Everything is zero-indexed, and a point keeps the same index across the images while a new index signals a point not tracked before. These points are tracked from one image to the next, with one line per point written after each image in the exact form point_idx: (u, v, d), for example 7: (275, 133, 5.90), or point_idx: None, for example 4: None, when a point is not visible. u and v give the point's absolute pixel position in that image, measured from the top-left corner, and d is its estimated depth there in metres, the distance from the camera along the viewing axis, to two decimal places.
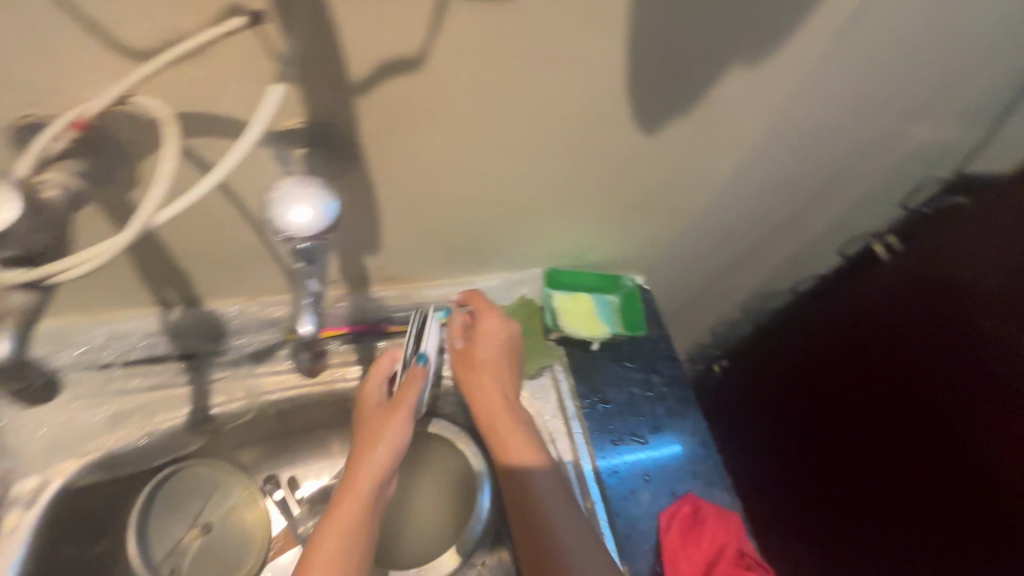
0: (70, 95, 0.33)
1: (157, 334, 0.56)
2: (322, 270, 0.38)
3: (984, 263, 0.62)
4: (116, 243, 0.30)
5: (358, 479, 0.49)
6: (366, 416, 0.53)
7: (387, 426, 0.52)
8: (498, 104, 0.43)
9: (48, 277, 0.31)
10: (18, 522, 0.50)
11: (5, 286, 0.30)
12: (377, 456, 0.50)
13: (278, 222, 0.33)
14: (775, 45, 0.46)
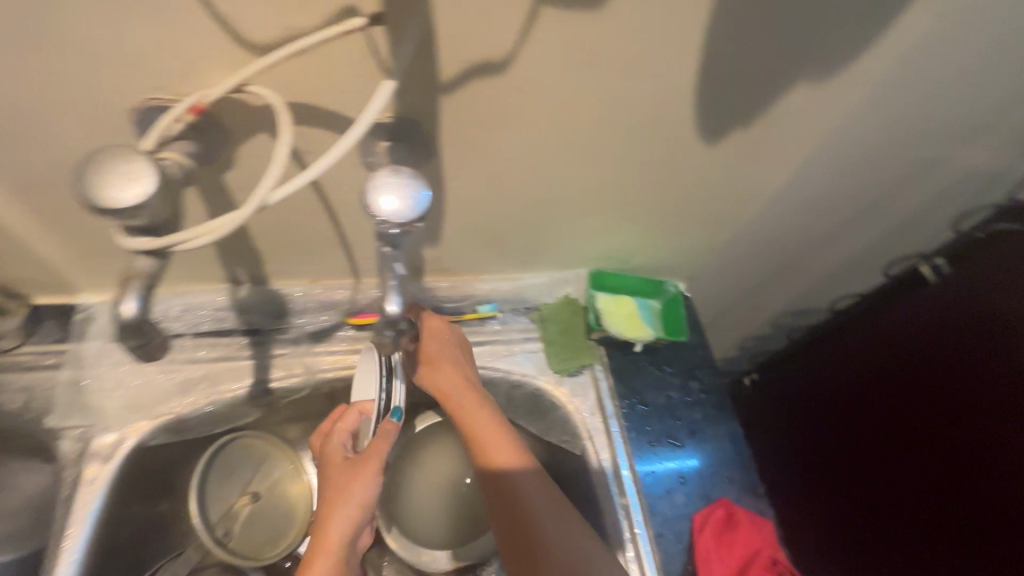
0: (192, 80, 0.37)
1: (228, 309, 0.59)
2: (406, 255, 0.40)
3: (991, 292, 0.66)
4: (236, 218, 0.33)
5: (331, 536, 0.48)
6: (330, 475, 0.50)
7: (354, 486, 0.49)
8: (571, 107, 0.45)
9: (170, 245, 0.33)
10: (99, 472, 0.53)
11: (132, 251, 0.33)
12: (346, 515, 0.48)
13: (374, 210, 0.35)
14: (841, 62, 0.47)
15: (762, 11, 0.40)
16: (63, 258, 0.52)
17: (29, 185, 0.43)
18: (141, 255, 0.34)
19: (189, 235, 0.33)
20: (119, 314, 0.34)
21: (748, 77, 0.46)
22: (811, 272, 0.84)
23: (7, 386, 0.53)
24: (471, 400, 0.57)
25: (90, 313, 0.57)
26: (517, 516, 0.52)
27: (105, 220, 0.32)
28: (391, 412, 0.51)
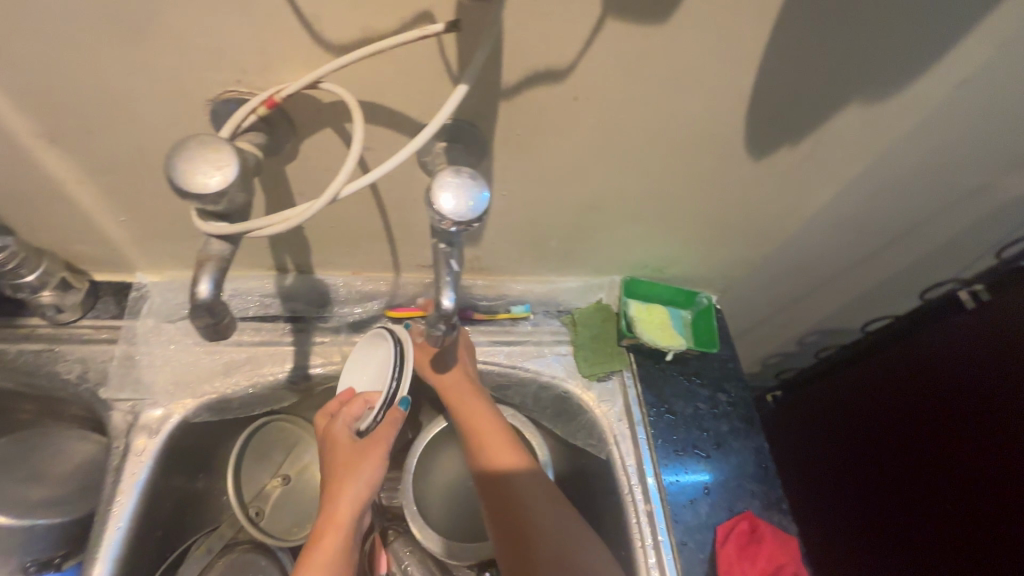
0: (269, 75, 0.39)
1: (274, 296, 0.62)
2: (460, 253, 0.41)
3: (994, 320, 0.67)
4: (311, 208, 0.35)
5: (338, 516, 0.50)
6: (337, 457, 0.52)
7: (362, 467, 0.51)
8: (624, 116, 0.46)
9: (245, 231, 0.35)
10: (145, 445, 0.55)
11: (208, 234, 0.35)
12: (353, 493, 0.50)
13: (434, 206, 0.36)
14: (894, 85, 0.47)
15: (820, 32, 0.41)
16: (126, 238, 0.55)
17: (105, 167, 0.46)
18: (215, 239, 0.35)
19: (264, 221, 0.35)
20: (194, 293, 0.35)
21: (800, 96, 0.46)
22: (843, 291, 0.84)
23: (66, 357, 0.56)
24: (474, 398, 0.62)
25: (144, 292, 0.59)
26: (512, 511, 0.56)
27: (189, 203, 0.33)
28: (401, 400, 0.53)
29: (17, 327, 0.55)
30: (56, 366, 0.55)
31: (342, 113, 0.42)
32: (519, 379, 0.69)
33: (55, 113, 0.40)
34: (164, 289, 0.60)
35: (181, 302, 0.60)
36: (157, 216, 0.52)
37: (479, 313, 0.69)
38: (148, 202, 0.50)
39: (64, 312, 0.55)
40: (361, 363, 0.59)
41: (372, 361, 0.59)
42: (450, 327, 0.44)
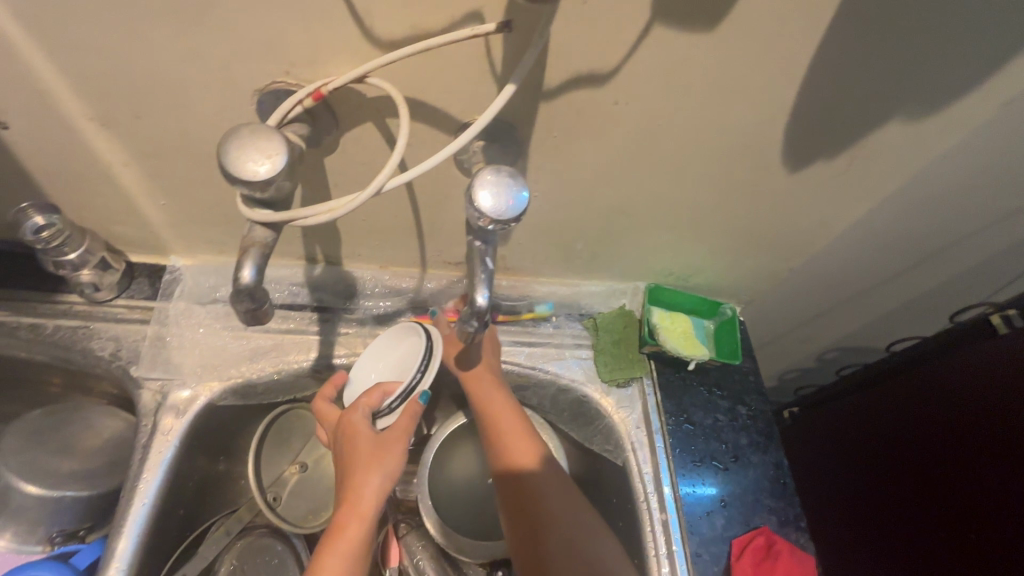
0: (317, 68, 0.40)
1: (303, 286, 0.63)
2: (494, 250, 0.41)
3: (1005, 343, 0.67)
4: (360, 199, 0.36)
5: (360, 508, 0.50)
6: (357, 449, 0.50)
7: (385, 461, 0.51)
8: (662, 123, 0.46)
9: (291, 220, 0.36)
10: (172, 425, 0.56)
11: (253, 220, 0.35)
12: (376, 487, 0.50)
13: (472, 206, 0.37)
14: (938, 103, 0.46)
15: (867, 46, 0.40)
16: (164, 222, 0.56)
17: (150, 151, 0.47)
18: (259, 226, 0.36)
19: (308, 212, 0.36)
20: (238, 278, 0.35)
21: (841, 109, 0.46)
22: (868, 309, 0.83)
23: (101, 335, 0.57)
24: (494, 391, 0.61)
25: (177, 275, 0.61)
26: (529, 508, 0.57)
27: (238, 188, 0.34)
28: (420, 393, 0.53)
29: (55, 303, 0.57)
30: (90, 343, 0.57)
31: (384, 108, 0.43)
32: (539, 381, 0.69)
33: (107, 98, 0.42)
34: (197, 274, 0.61)
35: (212, 288, 0.61)
36: (195, 202, 0.53)
37: (501, 313, 0.69)
38: (188, 187, 0.51)
39: (101, 290, 0.57)
40: (379, 350, 0.59)
41: (393, 350, 0.58)
42: (481, 325, 0.44)
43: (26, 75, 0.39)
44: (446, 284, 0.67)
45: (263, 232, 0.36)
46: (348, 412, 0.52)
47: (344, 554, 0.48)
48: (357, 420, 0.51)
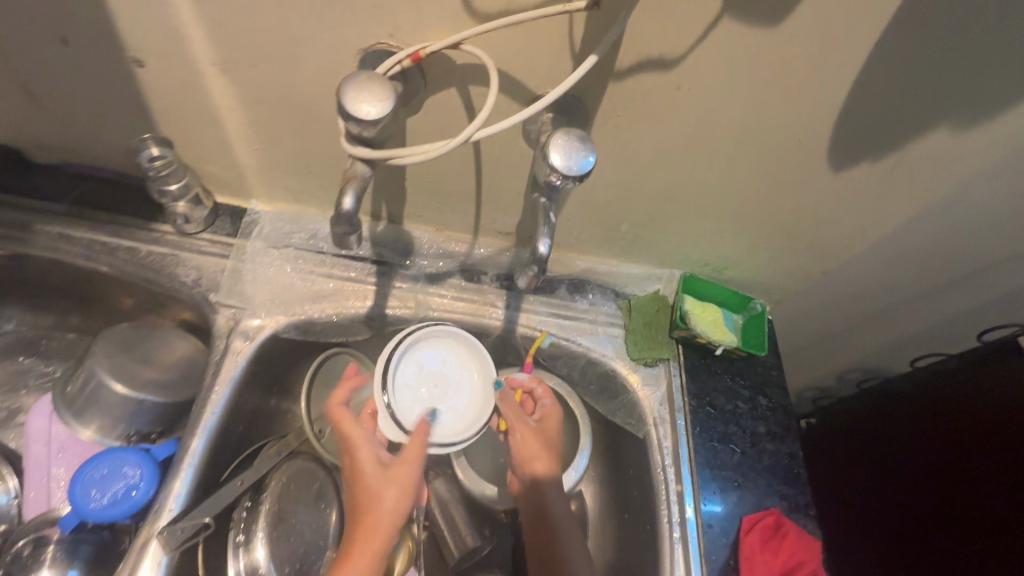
0: (417, 34, 0.45)
1: (366, 239, 0.69)
2: (558, 205, 0.46)
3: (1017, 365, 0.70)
4: (451, 144, 0.42)
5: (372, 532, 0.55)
6: (365, 480, 0.57)
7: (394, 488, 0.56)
8: (717, 113, 0.50)
9: (388, 159, 0.41)
10: (242, 347, 0.62)
11: (353, 155, 0.41)
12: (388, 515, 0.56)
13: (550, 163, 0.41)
14: (983, 115, 0.49)
15: (920, 52, 0.44)
16: (253, 168, 0.62)
17: (256, 100, 0.53)
18: (358, 161, 0.42)
19: (405, 151, 0.41)
20: (341, 204, 0.41)
21: (889, 113, 0.49)
22: (896, 324, 0.85)
23: (186, 263, 0.64)
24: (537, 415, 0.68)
25: (256, 218, 0.67)
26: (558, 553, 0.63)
27: (348, 124, 0.39)
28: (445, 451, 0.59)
29: (151, 231, 0.64)
30: (176, 270, 0.64)
31: (470, 75, 0.48)
32: (570, 353, 0.73)
33: (232, 47, 0.48)
34: (273, 219, 0.68)
35: (286, 232, 0.68)
36: (283, 151, 0.59)
37: (542, 285, 0.74)
38: (283, 136, 0.57)
39: (191, 223, 0.64)
40: (432, 360, 0.62)
41: (449, 373, 0.63)
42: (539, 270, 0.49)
43: (171, 22, 0.46)
44: (494, 253, 0.72)
45: (362, 167, 0.42)
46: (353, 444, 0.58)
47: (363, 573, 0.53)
48: (362, 455, 0.58)
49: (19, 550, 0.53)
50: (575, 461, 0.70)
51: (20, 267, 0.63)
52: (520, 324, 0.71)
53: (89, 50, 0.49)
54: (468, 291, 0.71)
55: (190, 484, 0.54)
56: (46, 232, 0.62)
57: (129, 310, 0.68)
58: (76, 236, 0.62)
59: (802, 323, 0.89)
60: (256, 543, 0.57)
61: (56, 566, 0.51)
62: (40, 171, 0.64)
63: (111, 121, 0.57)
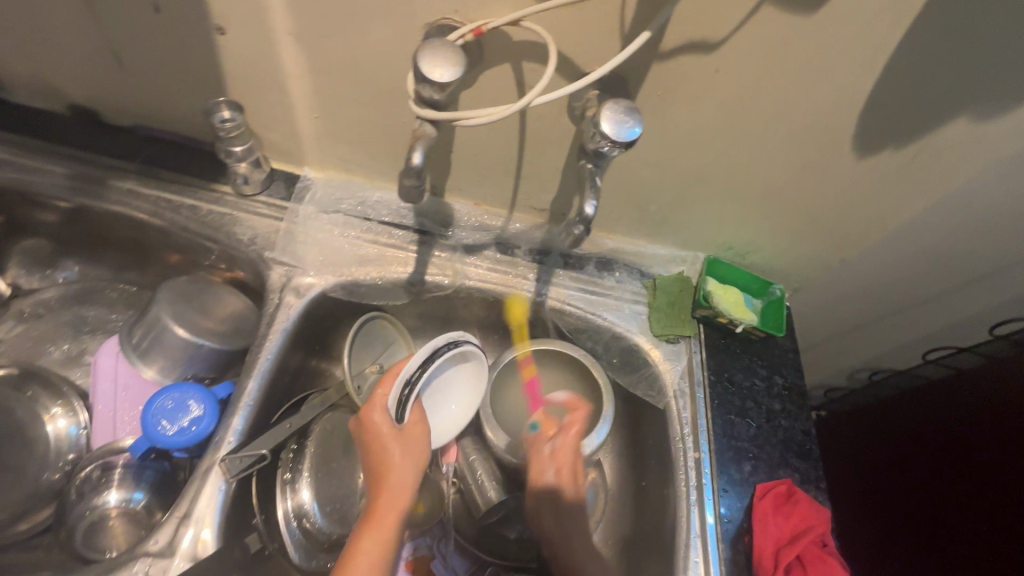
0: (479, 11, 0.49)
1: (409, 210, 0.74)
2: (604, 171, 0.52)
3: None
4: (510, 109, 0.47)
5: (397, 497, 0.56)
6: (385, 445, 0.56)
7: (407, 453, 0.58)
8: (750, 97, 0.54)
9: (454, 120, 0.46)
10: (293, 303, 0.67)
11: (422, 116, 0.46)
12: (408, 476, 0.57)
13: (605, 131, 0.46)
14: (1004, 106, 0.52)
15: (948, 42, 0.47)
16: (310, 136, 0.67)
17: (322, 70, 0.57)
18: (426, 122, 0.47)
19: (469, 114, 0.47)
20: (410, 159, 0.47)
21: (916, 101, 0.52)
22: (910, 318, 0.88)
23: (243, 223, 0.69)
24: (545, 457, 0.67)
25: (308, 184, 0.72)
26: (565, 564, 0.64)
27: (421, 86, 0.44)
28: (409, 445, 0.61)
29: (212, 191, 0.69)
30: (234, 228, 0.68)
31: (524, 52, 0.51)
32: (596, 326, 0.76)
33: (307, 17, 0.52)
34: (324, 186, 0.72)
35: (335, 198, 0.72)
36: (340, 121, 0.63)
37: (571, 261, 0.77)
38: (342, 106, 0.61)
39: (249, 184, 0.69)
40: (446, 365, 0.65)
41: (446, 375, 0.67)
42: (584, 232, 0.53)
43: None
44: (527, 228, 0.76)
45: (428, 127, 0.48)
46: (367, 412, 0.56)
47: (383, 537, 0.54)
48: (378, 421, 0.56)
49: (87, 474, 0.59)
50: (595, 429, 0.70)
51: (91, 219, 0.68)
52: (549, 296, 0.75)
53: (177, 17, 0.53)
54: (502, 263, 0.75)
55: (245, 423, 0.59)
56: (118, 187, 0.67)
57: (184, 267, 0.73)
58: (145, 193, 0.67)
59: (817, 314, 0.92)
60: (301, 482, 0.62)
61: (122, 487, 0.58)
62: (115, 132, 0.70)
63: (186, 85, 0.62)
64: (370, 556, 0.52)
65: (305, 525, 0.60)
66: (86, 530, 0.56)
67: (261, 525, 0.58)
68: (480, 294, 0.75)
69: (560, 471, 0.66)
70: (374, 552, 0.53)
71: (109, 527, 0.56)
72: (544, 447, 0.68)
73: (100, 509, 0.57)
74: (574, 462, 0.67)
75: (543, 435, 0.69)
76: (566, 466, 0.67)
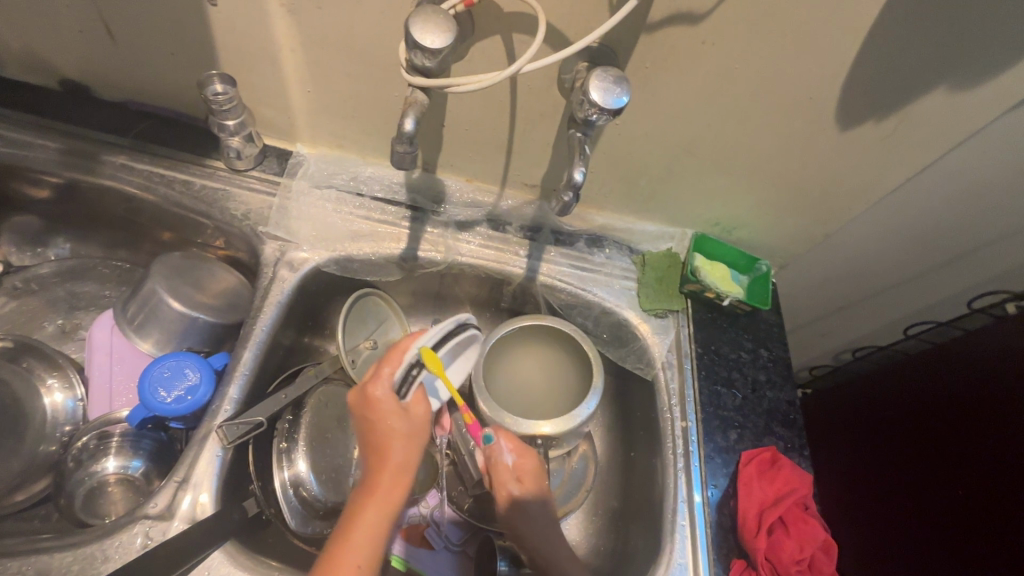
0: None
1: (401, 186, 0.74)
2: (591, 140, 0.54)
3: (1002, 325, 0.74)
4: (502, 75, 0.48)
5: (399, 478, 0.54)
6: (386, 423, 0.54)
7: (410, 433, 0.55)
8: (734, 70, 0.55)
9: (448, 85, 0.49)
10: (288, 277, 0.68)
11: (413, 85, 0.49)
12: (411, 457, 0.55)
13: (593, 99, 0.47)
14: (981, 76, 0.54)
15: (928, 11, 0.49)
16: (302, 110, 0.67)
17: (312, 43, 0.57)
18: (417, 89, 0.50)
19: (459, 81, 0.49)
20: (401, 125, 0.49)
21: (896, 71, 0.54)
22: (892, 292, 0.90)
23: (237, 199, 0.70)
24: (504, 470, 0.62)
25: (301, 160, 0.73)
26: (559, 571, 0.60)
27: (414, 54, 0.46)
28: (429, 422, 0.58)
29: (204, 167, 0.70)
30: (228, 203, 0.69)
31: (514, 23, 0.52)
32: (587, 302, 0.77)
33: None
34: (317, 162, 0.73)
35: (328, 174, 0.73)
36: (332, 94, 0.64)
37: (562, 238, 0.79)
38: (333, 79, 0.61)
39: (242, 159, 0.70)
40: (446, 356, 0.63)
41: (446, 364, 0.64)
42: (574, 198, 0.54)
43: None
44: (518, 205, 0.76)
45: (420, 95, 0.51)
46: (372, 386, 0.54)
47: (384, 512, 0.52)
48: (383, 397, 0.54)
49: (84, 443, 0.61)
50: (582, 403, 0.67)
51: (82, 195, 0.69)
52: (540, 272, 0.76)
53: None
54: (494, 239, 0.76)
55: (241, 393, 0.61)
56: (111, 162, 0.68)
57: (177, 244, 0.73)
58: (138, 167, 0.68)
59: (801, 291, 0.94)
60: (298, 454, 0.63)
61: (120, 454, 0.61)
62: (107, 108, 0.70)
63: (178, 59, 0.62)
64: (372, 530, 0.51)
65: (302, 494, 0.62)
66: (85, 495, 0.59)
67: (258, 492, 0.59)
68: (472, 270, 0.76)
69: (521, 482, 0.62)
70: (374, 528, 0.51)
71: (109, 492, 0.60)
72: (502, 457, 0.62)
73: (99, 475, 0.60)
74: (535, 469, 0.63)
75: (502, 449, 0.63)
76: (527, 476, 0.62)
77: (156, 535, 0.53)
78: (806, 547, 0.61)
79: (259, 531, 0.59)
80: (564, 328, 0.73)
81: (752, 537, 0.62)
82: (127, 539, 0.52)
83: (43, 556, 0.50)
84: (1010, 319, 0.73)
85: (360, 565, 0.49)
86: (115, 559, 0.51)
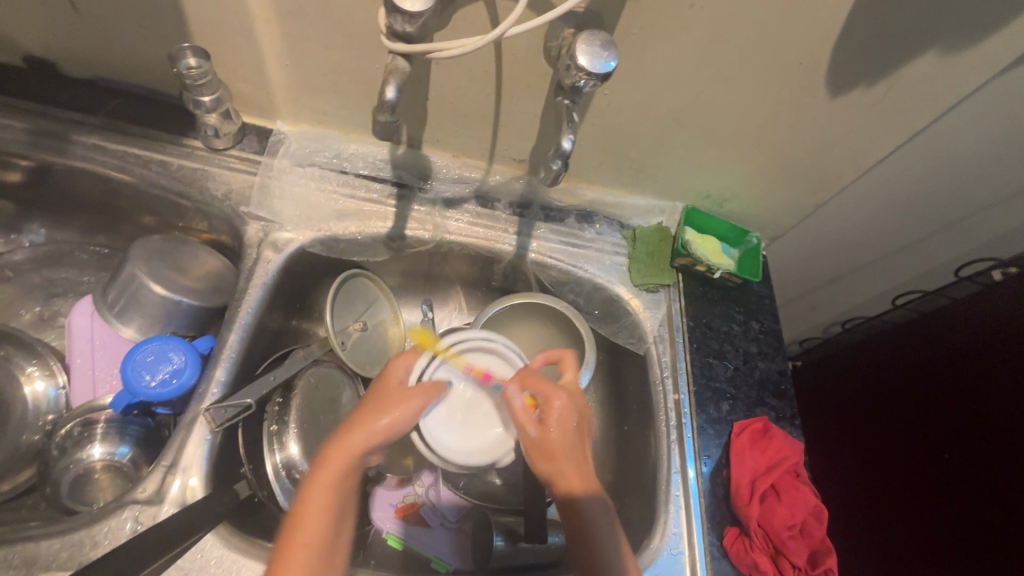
0: None
1: (386, 162, 0.73)
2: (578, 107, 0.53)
3: (992, 293, 0.75)
4: (489, 37, 0.46)
5: (346, 445, 0.49)
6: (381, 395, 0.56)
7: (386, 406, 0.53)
8: (722, 35, 0.54)
9: (431, 51, 0.47)
10: (272, 258, 0.67)
11: (393, 52, 0.47)
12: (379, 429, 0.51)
13: (581, 64, 0.46)
14: (971, 37, 0.53)
15: None
16: (282, 84, 0.65)
17: (288, 13, 0.55)
18: (398, 57, 0.48)
19: (441, 47, 0.47)
20: (382, 93, 0.47)
21: (885, 33, 0.53)
22: (880, 262, 0.90)
23: (217, 178, 0.68)
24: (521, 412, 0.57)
25: (282, 138, 0.71)
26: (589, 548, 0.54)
27: (393, 18, 0.44)
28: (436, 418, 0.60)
29: (182, 146, 0.68)
30: (207, 183, 0.67)
31: None
32: (578, 278, 0.76)
33: None
34: (299, 140, 0.72)
35: (311, 151, 0.71)
36: (312, 68, 0.62)
37: (552, 213, 0.78)
38: (311, 52, 0.59)
39: (220, 137, 0.68)
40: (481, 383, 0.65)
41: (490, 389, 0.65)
42: (563, 167, 0.53)
43: None
44: (507, 181, 0.75)
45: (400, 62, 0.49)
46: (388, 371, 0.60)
47: (329, 483, 0.48)
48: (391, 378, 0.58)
49: (69, 431, 0.60)
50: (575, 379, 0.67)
51: (56, 178, 0.66)
52: (530, 249, 0.75)
53: None
54: (483, 217, 0.75)
55: (228, 375, 0.60)
56: (83, 142, 0.65)
57: (158, 228, 0.71)
58: (113, 148, 0.66)
59: (792, 263, 0.94)
60: (288, 436, 0.62)
61: (106, 441, 0.60)
62: (76, 85, 0.67)
63: (148, 32, 0.59)
64: (315, 495, 0.47)
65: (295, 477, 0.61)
66: (71, 483, 0.58)
67: (249, 474, 0.58)
68: (461, 248, 0.74)
69: (541, 424, 0.56)
70: (320, 499, 0.47)
71: (96, 479, 0.59)
72: (514, 400, 0.58)
73: (85, 462, 0.59)
74: (564, 416, 0.56)
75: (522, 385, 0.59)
76: (551, 419, 0.56)
77: (145, 521, 0.52)
78: (797, 513, 0.61)
79: (252, 514, 0.58)
80: (558, 306, 0.72)
81: (745, 504, 0.62)
82: (116, 525, 0.52)
83: (31, 544, 0.49)
84: (1000, 286, 0.74)
85: (311, 543, 0.46)
86: (104, 545, 0.51)
